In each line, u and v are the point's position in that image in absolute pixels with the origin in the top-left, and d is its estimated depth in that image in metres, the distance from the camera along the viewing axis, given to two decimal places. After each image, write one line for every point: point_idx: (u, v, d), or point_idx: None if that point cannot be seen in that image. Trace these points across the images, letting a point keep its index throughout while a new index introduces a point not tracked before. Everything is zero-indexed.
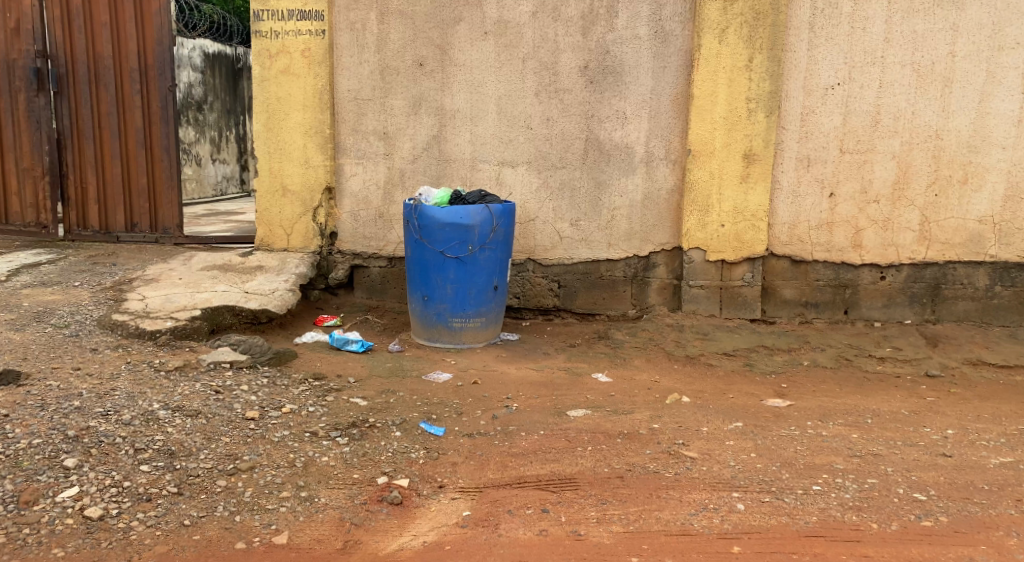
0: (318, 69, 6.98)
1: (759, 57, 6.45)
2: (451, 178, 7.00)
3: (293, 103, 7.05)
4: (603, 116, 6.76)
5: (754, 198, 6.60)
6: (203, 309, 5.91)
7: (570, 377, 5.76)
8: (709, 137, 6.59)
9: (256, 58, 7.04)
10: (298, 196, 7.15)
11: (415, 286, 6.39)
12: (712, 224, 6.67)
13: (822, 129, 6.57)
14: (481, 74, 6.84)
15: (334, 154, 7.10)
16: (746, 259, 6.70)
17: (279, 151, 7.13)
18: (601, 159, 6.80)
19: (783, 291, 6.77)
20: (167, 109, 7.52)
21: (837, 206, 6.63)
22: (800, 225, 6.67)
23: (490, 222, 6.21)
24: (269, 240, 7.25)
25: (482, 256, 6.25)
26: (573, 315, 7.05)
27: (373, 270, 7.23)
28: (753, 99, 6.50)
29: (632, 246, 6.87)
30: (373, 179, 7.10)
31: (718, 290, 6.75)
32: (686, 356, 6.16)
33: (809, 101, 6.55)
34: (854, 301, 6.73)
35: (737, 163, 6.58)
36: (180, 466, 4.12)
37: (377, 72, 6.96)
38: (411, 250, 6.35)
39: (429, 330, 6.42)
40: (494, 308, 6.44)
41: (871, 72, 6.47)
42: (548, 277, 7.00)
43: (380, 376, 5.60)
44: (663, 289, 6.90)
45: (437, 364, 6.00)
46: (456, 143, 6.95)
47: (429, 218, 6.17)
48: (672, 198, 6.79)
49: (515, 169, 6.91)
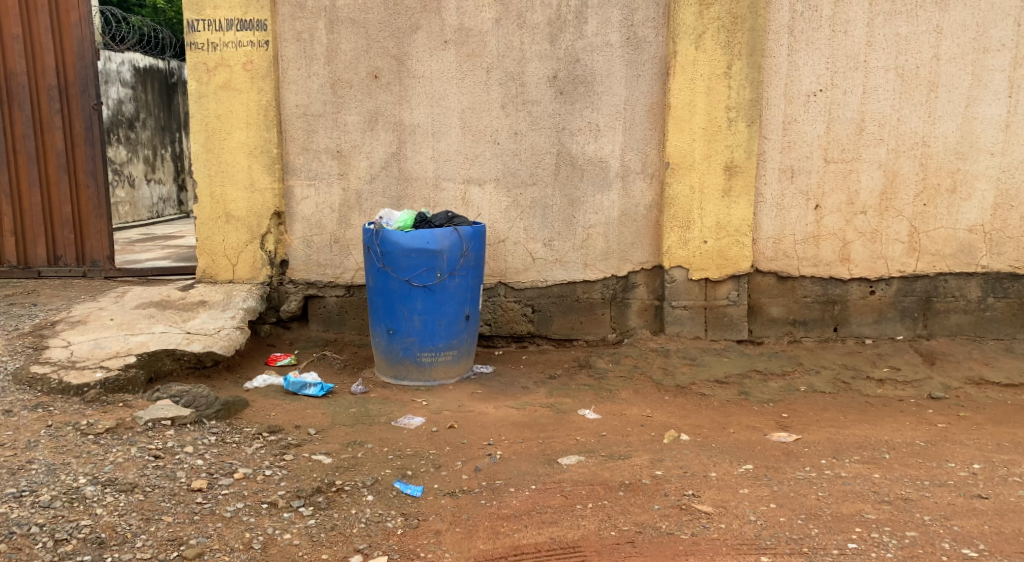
0: (262, 84, 6.42)
1: (738, 63, 6.07)
2: (412, 199, 6.50)
3: (235, 121, 6.47)
4: (575, 129, 6.32)
5: (737, 213, 6.22)
6: (139, 355, 5.35)
7: (554, 415, 5.29)
8: (687, 149, 6.19)
9: (192, 73, 6.45)
10: (244, 222, 6.57)
11: (379, 318, 5.87)
12: (693, 241, 6.28)
13: (805, 138, 6.20)
14: (442, 87, 6.35)
15: (282, 175, 6.53)
16: (730, 277, 6.31)
17: (222, 173, 6.53)
18: (574, 175, 6.36)
19: (770, 309, 6.40)
20: (92, 130, 6.91)
21: (823, 218, 6.27)
22: (785, 239, 6.31)
23: (460, 246, 5.72)
24: (212, 271, 6.65)
25: (452, 284, 5.76)
26: (549, 341, 6.59)
27: (330, 299, 6.68)
28: (732, 108, 6.11)
29: (610, 266, 6.44)
30: (327, 202, 6.55)
31: (702, 311, 6.36)
32: (674, 385, 5.73)
33: (790, 109, 6.17)
34: (844, 318, 6.39)
35: (718, 176, 6.20)
36: (111, 559, 3.56)
37: (328, 86, 6.41)
38: (373, 280, 5.82)
39: (395, 367, 5.90)
40: (465, 340, 5.95)
41: (854, 77, 6.11)
42: (521, 301, 6.52)
43: (345, 424, 5.07)
44: (644, 310, 6.49)
45: (407, 406, 5.48)
46: (417, 160, 6.45)
47: (392, 243, 5.65)
48: (650, 214, 6.38)
49: (482, 187, 6.42)
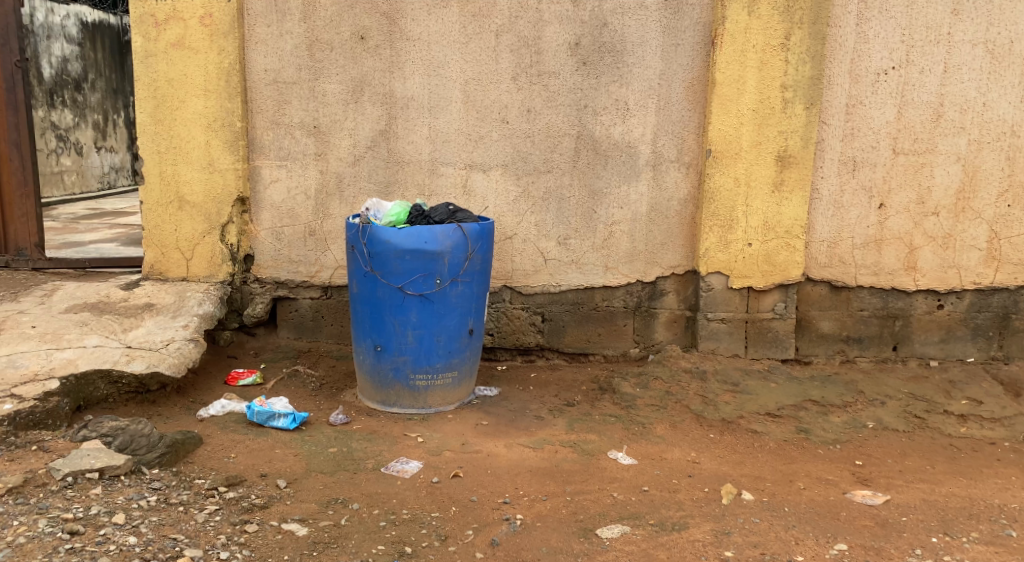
0: (223, 42, 5.32)
1: (799, 32, 5.08)
2: (403, 185, 5.47)
3: (190, 86, 5.37)
4: (600, 107, 5.36)
5: (789, 211, 5.28)
6: (64, 380, 4.38)
7: (580, 460, 4.34)
8: (733, 134, 5.23)
9: (137, 27, 5.34)
10: (200, 209, 5.50)
11: (365, 332, 4.87)
12: (735, 243, 5.34)
13: (871, 124, 5.24)
14: (442, 52, 5.33)
15: (246, 153, 5.47)
16: (777, 286, 5.38)
17: (174, 148, 5.45)
18: (596, 161, 5.41)
19: (820, 324, 5.47)
20: (16, 92, 5.82)
21: (888, 219, 5.33)
22: (842, 243, 5.37)
23: (465, 247, 4.73)
24: (162, 267, 5.59)
25: (453, 293, 4.77)
26: (561, 355, 5.67)
27: (303, 302, 5.66)
28: (789, 86, 5.14)
29: (635, 269, 5.52)
30: (301, 187, 5.50)
31: (742, 325, 5.43)
32: (717, 418, 4.77)
33: (856, 90, 5.20)
34: (906, 335, 5.46)
35: (769, 167, 5.24)
36: None
37: (304, 47, 5.35)
38: (358, 286, 4.82)
39: (383, 390, 4.91)
40: (468, 359, 4.97)
41: (934, 53, 5.15)
42: (529, 308, 5.58)
43: (323, 473, 4.10)
44: (674, 322, 5.57)
45: (398, 443, 4.48)
46: (410, 140, 5.42)
47: (382, 243, 4.66)
48: (685, 210, 5.45)
49: (486, 173, 5.44)
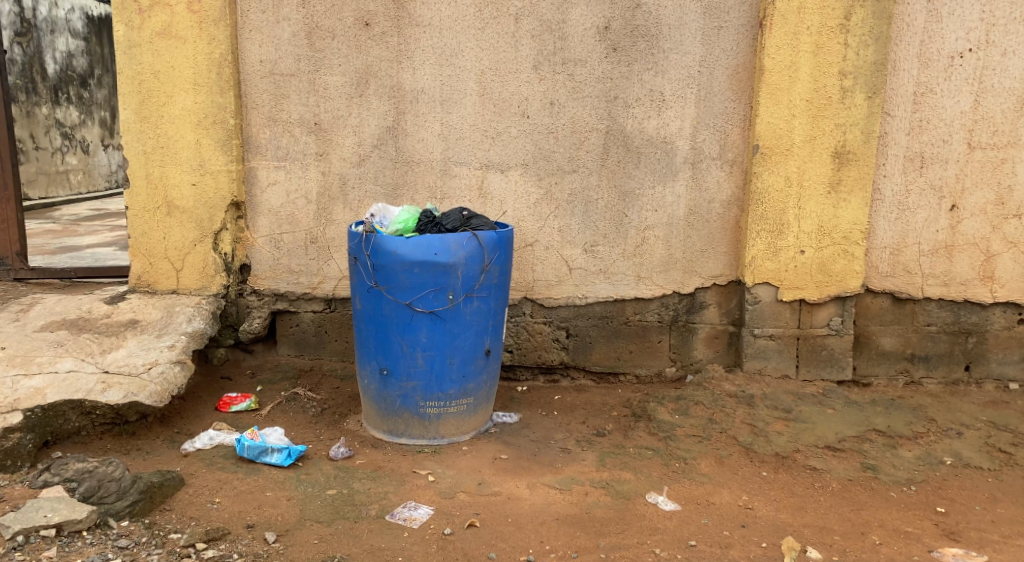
0: (214, 30, 4.78)
1: (860, 11, 4.49)
2: (413, 187, 4.91)
3: (178, 79, 4.84)
4: (632, 99, 4.78)
5: (846, 214, 4.68)
6: (29, 414, 3.94)
7: (615, 505, 3.79)
8: (784, 128, 4.64)
9: (118, 14, 4.80)
10: (191, 214, 4.98)
11: (369, 353, 4.33)
12: (786, 250, 4.74)
13: (943, 115, 4.64)
14: (455, 39, 4.77)
15: (240, 153, 4.93)
16: (834, 299, 4.78)
17: (162, 148, 4.92)
18: (628, 160, 4.83)
19: (882, 341, 4.87)
20: None
21: (961, 222, 4.72)
22: (907, 249, 4.76)
23: (480, 258, 4.17)
24: (150, 278, 5.06)
25: (468, 310, 4.22)
26: (587, 375, 5.10)
27: (304, 317, 5.12)
28: (849, 73, 4.55)
29: (671, 280, 4.94)
30: (301, 190, 4.96)
31: (793, 342, 4.84)
32: (770, 453, 4.18)
33: (925, 75, 4.61)
34: (980, 354, 4.86)
35: (824, 165, 4.65)
36: None
37: (303, 35, 4.81)
38: (361, 302, 4.28)
39: (390, 419, 4.36)
40: (485, 383, 4.41)
41: (1018, 32, 4.54)
42: (552, 322, 5.02)
43: (319, 522, 3.59)
44: (715, 338, 4.99)
45: (406, 483, 3.93)
46: (419, 137, 4.87)
47: (387, 254, 4.12)
48: (728, 213, 4.86)
49: (504, 174, 4.87)
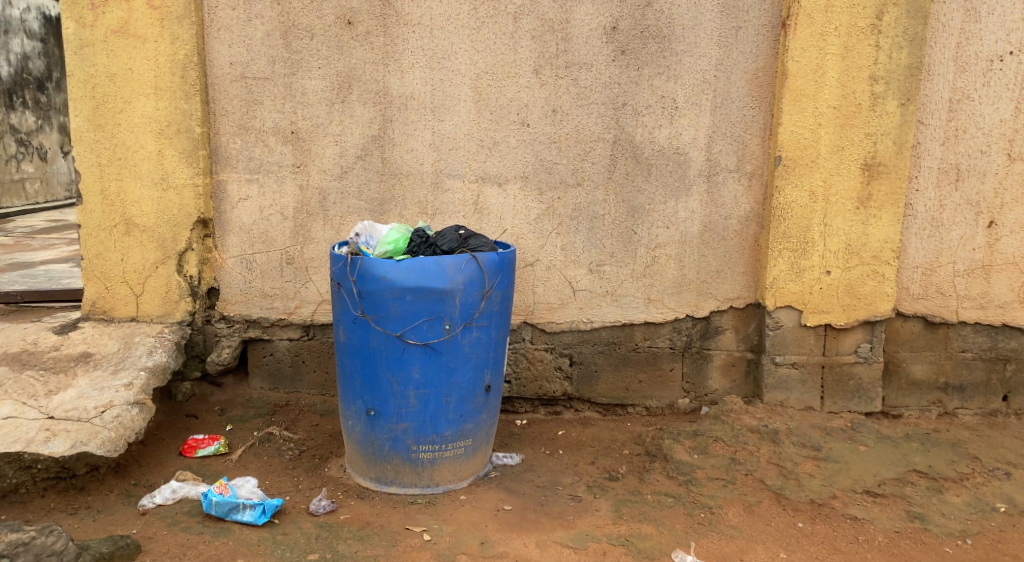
0: (177, 29, 4.28)
1: (894, 10, 4.10)
2: (400, 202, 4.44)
3: (137, 83, 4.33)
4: (642, 106, 4.34)
5: (877, 231, 4.28)
6: None
7: None
8: (809, 137, 4.23)
9: (68, 9, 4.28)
10: (152, 233, 4.46)
11: (354, 392, 3.84)
12: (811, 271, 4.33)
13: (980, 123, 4.26)
14: (447, 39, 4.30)
15: (208, 165, 4.43)
16: (862, 323, 4.37)
17: (118, 159, 4.40)
18: (638, 172, 4.40)
19: (913, 368, 4.47)
20: None
21: (999, 240, 4.35)
22: (941, 269, 4.38)
23: (480, 283, 3.71)
24: (105, 304, 4.54)
25: (466, 341, 3.75)
26: (592, 407, 4.64)
27: (279, 345, 4.62)
28: (880, 78, 4.15)
29: (684, 303, 4.50)
30: (275, 205, 4.47)
31: (819, 371, 4.42)
32: (803, 500, 3.77)
33: (961, 80, 4.23)
34: (1020, 382, 4.48)
35: (853, 178, 4.24)
36: None
37: (277, 35, 4.32)
38: (346, 334, 3.80)
39: (378, 465, 3.88)
40: (484, 422, 3.94)
41: None
42: (554, 349, 4.56)
43: None
44: (732, 366, 4.55)
45: (398, 544, 3.47)
46: (408, 147, 4.40)
47: (375, 280, 3.64)
48: (747, 230, 4.44)
49: (502, 188, 4.41)
